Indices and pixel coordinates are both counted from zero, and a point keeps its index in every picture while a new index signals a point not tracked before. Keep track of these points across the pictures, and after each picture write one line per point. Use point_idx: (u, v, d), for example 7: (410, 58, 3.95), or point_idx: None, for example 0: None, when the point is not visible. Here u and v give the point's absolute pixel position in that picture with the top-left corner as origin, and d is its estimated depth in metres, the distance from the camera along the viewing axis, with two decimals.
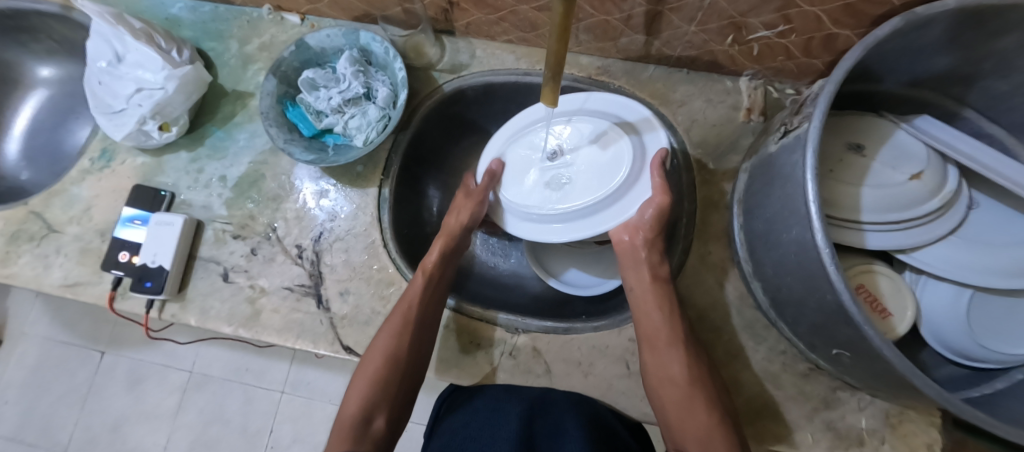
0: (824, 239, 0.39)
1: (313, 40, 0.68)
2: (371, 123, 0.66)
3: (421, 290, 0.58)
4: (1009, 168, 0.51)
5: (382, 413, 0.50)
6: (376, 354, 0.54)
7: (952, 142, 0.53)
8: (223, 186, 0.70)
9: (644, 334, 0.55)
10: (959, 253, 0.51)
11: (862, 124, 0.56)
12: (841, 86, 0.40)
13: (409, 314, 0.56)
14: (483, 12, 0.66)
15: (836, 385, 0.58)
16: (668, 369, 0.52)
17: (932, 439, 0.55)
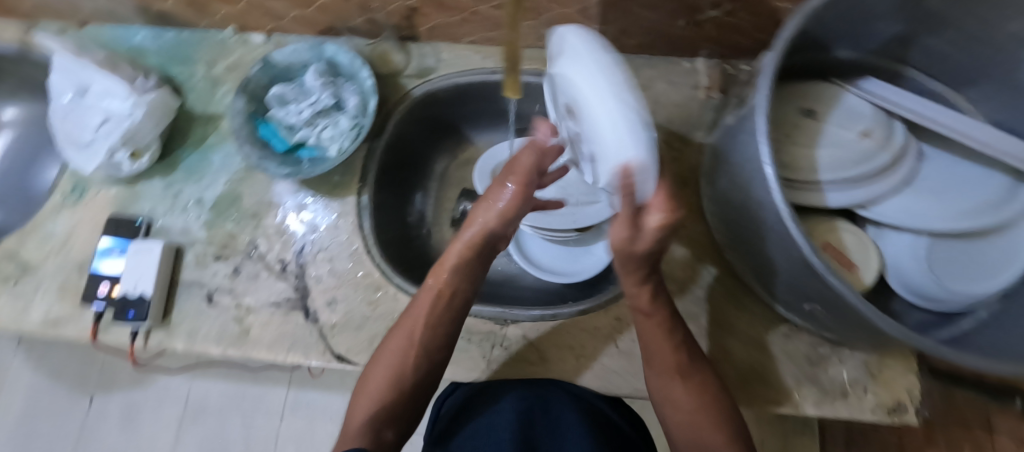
0: (782, 198, 0.41)
1: (279, 57, 0.69)
2: (344, 133, 0.67)
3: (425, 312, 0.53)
4: (951, 119, 0.54)
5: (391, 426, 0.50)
6: (378, 375, 0.52)
7: (898, 100, 0.56)
8: (200, 208, 0.70)
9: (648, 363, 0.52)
10: (914, 203, 0.54)
11: (814, 91, 0.59)
12: (783, 54, 0.42)
13: (412, 340, 0.52)
14: (444, 16, 0.68)
15: (817, 341, 0.61)
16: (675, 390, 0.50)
17: (911, 383, 0.58)
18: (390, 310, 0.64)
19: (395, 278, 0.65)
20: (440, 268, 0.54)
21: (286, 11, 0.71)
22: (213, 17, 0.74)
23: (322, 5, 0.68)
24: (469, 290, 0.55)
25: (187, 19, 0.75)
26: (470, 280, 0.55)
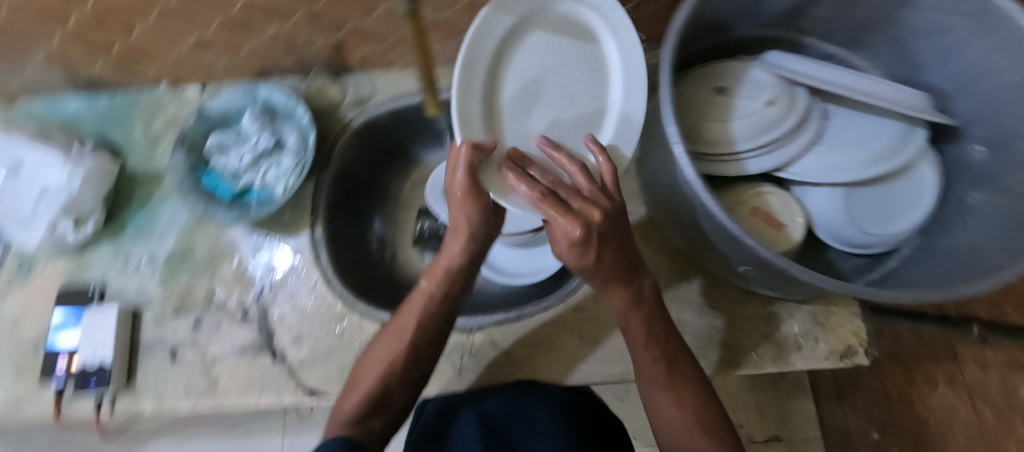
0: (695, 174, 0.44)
1: (214, 106, 0.70)
2: (288, 171, 0.68)
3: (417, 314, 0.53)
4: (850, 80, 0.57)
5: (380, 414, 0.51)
6: (369, 371, 0.52)
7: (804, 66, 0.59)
8: (154, 266, 0.70)
9: (640, 374, 0.52)
10: (827, 159, 0.58)
11: (723, 69, 0.63)
12: (676, 48, 0.46)
13: (403, 341, 0.52)
14: (370, 45, 0.70)
15: (765, 301, 0.64)
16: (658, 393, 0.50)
17: (856, 326, 0.62)
18: (357, 337, 0.65)
19: (358, 305, 0.66)
20: (433, 272, 0.53)
21: (215, 61, 0.72)
22: (144, 76, 0.75)
23: (250, 51, 0.70)
24: (460, 293, 0.54)
25: (119, 81, 0.76)
26: (461, 283, 0.54)
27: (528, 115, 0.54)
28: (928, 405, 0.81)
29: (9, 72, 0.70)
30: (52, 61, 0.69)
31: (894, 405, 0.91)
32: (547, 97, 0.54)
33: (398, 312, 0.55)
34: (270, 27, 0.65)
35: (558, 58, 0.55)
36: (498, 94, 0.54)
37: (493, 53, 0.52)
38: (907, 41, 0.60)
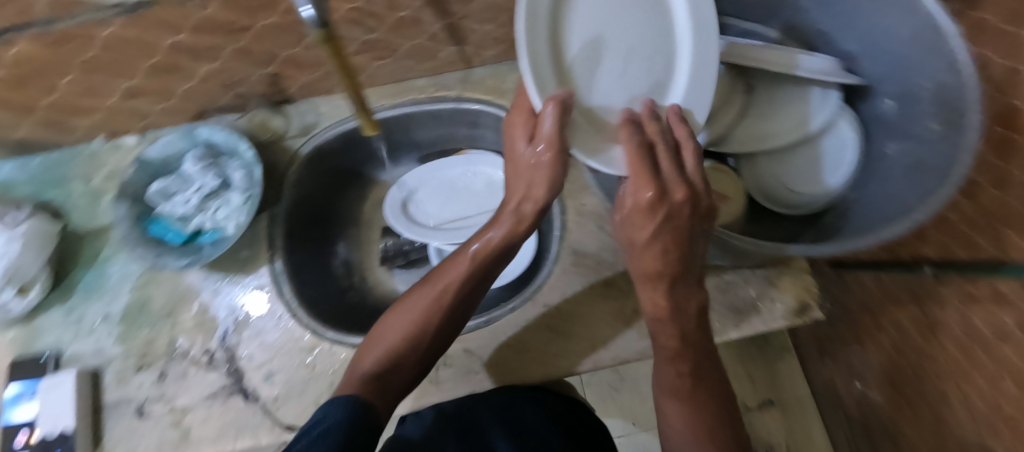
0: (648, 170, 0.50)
1: (154, 153, 0.69)
2: (237, 208, 0.67)
3: (459, 275, 0.55)
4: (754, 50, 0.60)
5: (399, 372, 0.50)
6: (396, 328, 0.52)
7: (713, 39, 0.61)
8: (110, 324, 0.68)
9: (661, 385, 0.54)
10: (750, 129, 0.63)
11: None
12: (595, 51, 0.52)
13: (440, 299, 0.53)
14: (309, 73, 0.71)
15: (721, 271, 0.67)
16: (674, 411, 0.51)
17: (808, 282, 0.65)
18: (328, 365, 0.64)
19: (327, 332, 0.66)
20: (485, 241, 0.57)
21: (150, 107, 0.71)
22: (76, 132, 0.73)
23: (184, 93, 0.69)
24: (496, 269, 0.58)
25: (50, 140, 0.73)
26: (501, 258, 0.58)
27: (594, 73, 0.53)
28: (900, 347, 0.85)
29: None
30: None
31: (869, 352, 0.95)
32: (613, 52, 0.52)
33: (436, 270, 0.57)
34: (201, 67, 0.64)
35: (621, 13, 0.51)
36: (566, 52, 0.51)
37: (550, 10, 0.49)
38: (812, 10, 0.64)
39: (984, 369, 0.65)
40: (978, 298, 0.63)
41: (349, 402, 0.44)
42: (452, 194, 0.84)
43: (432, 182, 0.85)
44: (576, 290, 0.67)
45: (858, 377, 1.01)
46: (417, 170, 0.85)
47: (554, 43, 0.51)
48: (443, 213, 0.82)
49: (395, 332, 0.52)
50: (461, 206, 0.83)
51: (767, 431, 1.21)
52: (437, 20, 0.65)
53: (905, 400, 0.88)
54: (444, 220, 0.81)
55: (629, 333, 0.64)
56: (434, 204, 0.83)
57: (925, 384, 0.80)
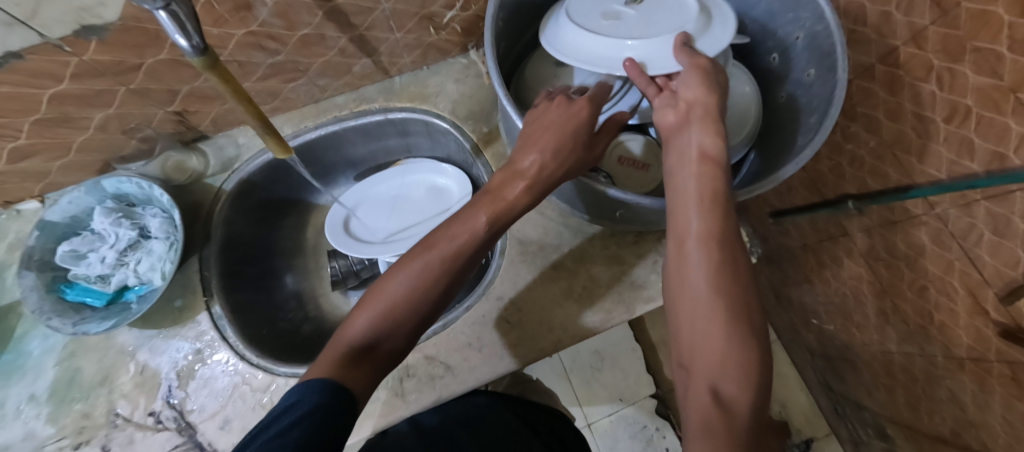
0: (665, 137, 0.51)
1: (55, 214, 0.63)
2: (163, 256, 0.64)
3: (467, 232, 0.48)
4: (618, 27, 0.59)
5: (392, 339, 0.44)
6: (390, 291, 0.44)
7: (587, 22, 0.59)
8: (37, 404, 0.62)
9: (676, 242, 0.44)
10: None
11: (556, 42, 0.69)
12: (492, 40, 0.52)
13: (452, 257, 0.46)
14: (218, 105, 0.68)
15: (660, 235, 0.70)
16: (697, 288, 0.41)
17: None
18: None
19: (279, 368, 0.64)
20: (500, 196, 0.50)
21: (46, 165, 0.66)
22: None
23: (82, 145, 0.65)
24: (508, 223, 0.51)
25: None
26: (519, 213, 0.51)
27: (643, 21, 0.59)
28: (839, 277, 0.92)
29: None
30: None
31: (816, 287, 1.02)
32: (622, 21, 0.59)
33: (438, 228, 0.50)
34: (95, 116, 0.61)
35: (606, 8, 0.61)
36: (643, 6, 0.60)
37: None
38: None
39: (910, 280, 0.71)
40: (894, 220, 0.69)
41: (323, 385, 0.39)
42: (395, 205, 0.84)
43: (373, 196, 0.85)
44: (527, 279, 0.68)
45: (813, 314, 1.08)
46: (355, 187, 0.84)
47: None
48: (388, 223, 0.82)
49: (392, 292, 0.44)
50: (405, 214, 0.83)
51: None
52: (341, 34, 0.65)
53: (854, 325, 0.94)
54: (392, 231, 0.81)
55: (580, 310, 0.67)
56: (378, 218, 0.83)
57: (865, 305, 0.87)
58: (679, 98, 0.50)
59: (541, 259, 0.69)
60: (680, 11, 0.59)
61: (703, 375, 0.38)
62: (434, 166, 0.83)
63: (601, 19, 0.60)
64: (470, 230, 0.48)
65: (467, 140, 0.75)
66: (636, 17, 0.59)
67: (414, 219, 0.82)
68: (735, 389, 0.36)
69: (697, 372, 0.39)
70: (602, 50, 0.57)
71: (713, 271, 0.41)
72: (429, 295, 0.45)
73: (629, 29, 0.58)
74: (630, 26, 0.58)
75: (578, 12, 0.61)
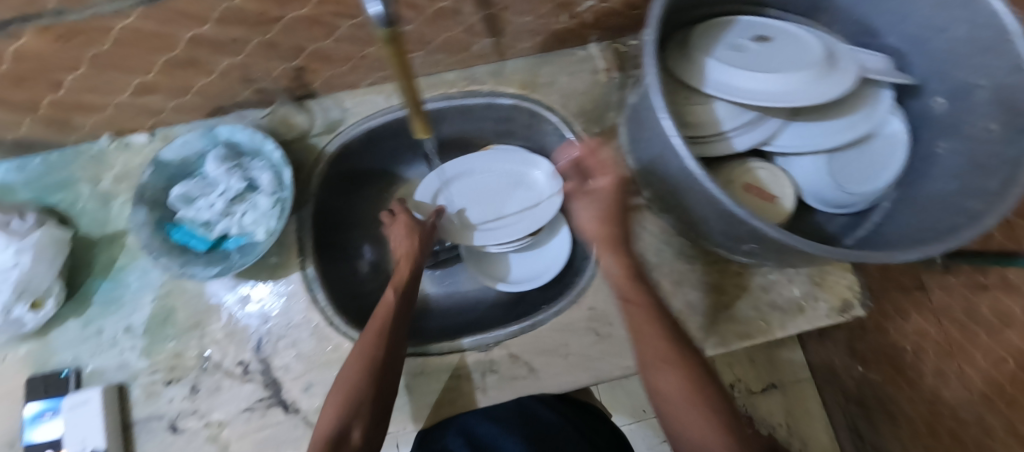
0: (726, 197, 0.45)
1: (170, 154, 0.64)
2: (267, 213, 0.64)
3: (369, 348, 0.55)
4: (750, 61, 0.56)
5: (358, 424, 0.51)
6: (342, 384, 0.54)
7: (717, 59, 0.58)
8: (133, 337, 0.64)
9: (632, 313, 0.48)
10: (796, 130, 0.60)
11: (694, 41, 0.62)
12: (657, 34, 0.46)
13: (367, 366, 0.54)
14: (334, 66, 0.66)
15: (765, 270, 0.66)
16: (666, 370, 0.51)
17: (851, 281, 0.66)
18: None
19: None
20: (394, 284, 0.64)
21: (163, 103, 0.65)
22: (80, 131, 0.67)
23: (201, 88, 0.64)
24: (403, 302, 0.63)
25: (52, 140, 0.68)
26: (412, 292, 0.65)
27: (776, 56, 0.56)
28: (903, 330, 0.85)
29: None
30: None
31: (866, 333, 0.96)
32: (751, 55, 0.57)
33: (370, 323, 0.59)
34: (222, 62, 0.59)
35: (733, 46, 0.60)
36: (774, 41, 0.58)
37: (760, 25, 0.62)
38: (858, 8, 0.62)
39: (986, 350, 0.67)
40: (987, 284, 0.64)
41: None
42: (483, 191, 0.81)
43: (463, 178, 0.82)
44: None
45: (860, 360, 1.00)
46: (450, 163, 0.82)
47: (766, 36, 0.60)
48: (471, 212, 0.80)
49: (327, 429, 0.50)
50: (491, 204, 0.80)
51: (770, 413, 1.19)
52: (476, 11, 0.61)
53: (902, 379, 0.89)
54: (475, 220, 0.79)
55: None
56: (463, 203, 0.80)
57: (919, 363, 0.83)
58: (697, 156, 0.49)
59: None
60: (815, 44, 0.56)
61: (694, 441, 0.47)
62: (528, 158, 0.81)
63: (728, 56, 0.58)
64: (376, 344, 0.56)
65: (575, 138, 0.73)
66: (768, 49, 0.57)
67: (498, 210, 0.79)
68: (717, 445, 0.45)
69: (686, 439, 0.48)
70: (715, 70, 0.57)
71: (667, 351, 0.52)
72: (364, 404, 0.52)
73: (763, 63, 0.55)
74: (752, 56, 0.57)
75: (719, 31, 0.62)
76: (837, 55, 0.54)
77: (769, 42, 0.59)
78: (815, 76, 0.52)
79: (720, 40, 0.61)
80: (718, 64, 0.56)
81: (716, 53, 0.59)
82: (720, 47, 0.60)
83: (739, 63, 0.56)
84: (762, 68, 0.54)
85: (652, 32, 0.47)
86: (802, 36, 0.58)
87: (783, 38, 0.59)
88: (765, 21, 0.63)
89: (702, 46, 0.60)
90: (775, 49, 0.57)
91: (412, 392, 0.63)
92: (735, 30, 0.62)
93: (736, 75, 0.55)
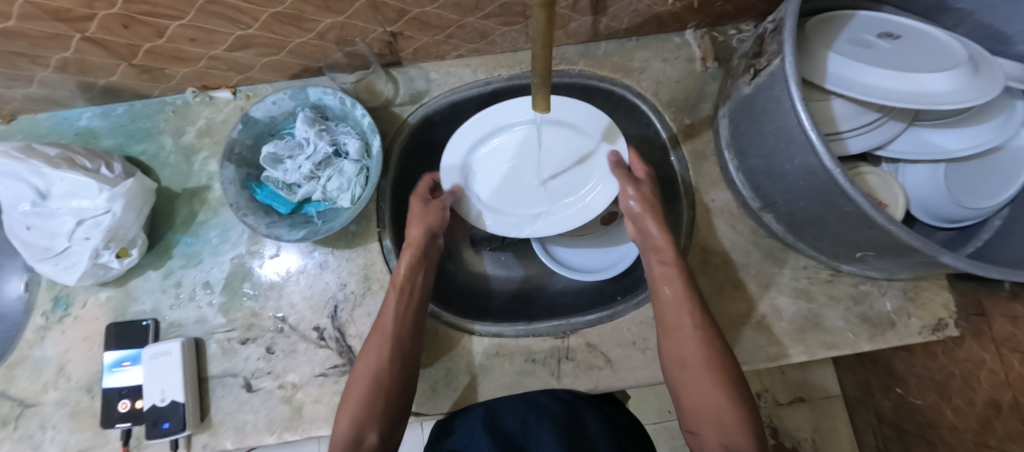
0: (857, 192, 0.43)
1: (259, 112, 0.63)
2: (352, 179, 0.63)
3: (376, 359, 0.54)
4: (884, 58, 0.53)
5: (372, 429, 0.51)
6: (363, 375, 0.54)
7: (847, 54, 0.53)
8: (211, 292, 0.64)
9: (669, 337, 0.56)
10: (912, 138, 0.58)
11: (812, 31, 0.57)
12: (799, 20, 0.44)
13: (378, 374, 0.53)
14: (429, 35, 0.64)
15: (858, 281, 0.64)
16: (691, 368, 0.53)
17: (947, 299, 0.62)
18: (465, 355, 0.63)
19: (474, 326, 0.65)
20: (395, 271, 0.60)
21: (254, 61, 0.64)
22: (169, 83, 0.67)
23: (295, 47, 0.63)
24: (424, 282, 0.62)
25: (139, 90, 0.67)
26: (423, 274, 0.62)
27: (912, 55, 0.54)
28: (954, 353, 0.73)
29: (8, 87, 0.60)
30: (64, 71, 0.59)
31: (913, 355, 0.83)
32: (880, 52, 0.54)
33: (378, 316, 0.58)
34: (324, 21, 0.57)
35: (856, 42, 0.56)
36: (898, 41, 0.56)
37: (871, 21, 0.59)
38: (980, 11, 0.57)
39: None
40: None
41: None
42: (515, 156, 0.68)
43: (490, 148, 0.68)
44: (707, 291, 0.64)
45: (899, 381, 0.87)
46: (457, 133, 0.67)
47: (884, 35, 0.57)
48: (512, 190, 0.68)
49: (343, 434, 0.50)
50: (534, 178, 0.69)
51: (795, 428, 1.08)
52: None
53: (946, 405, 0.75)
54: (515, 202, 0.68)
55: (757, 339, 0.62)
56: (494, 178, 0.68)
57: (969, 389, 0.70)
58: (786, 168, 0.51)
59: (723, 274, 0.65)
60: (945, 47, 0.54)
61: (714, 437, 0.48)
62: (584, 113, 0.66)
63: (855, 51, 0.54)
64: (382, 354, 0.54)
65: (665, 128, 0.70)
66: (891, 52, 0.54)
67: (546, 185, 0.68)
68: (738, 441, 0.47)
69: (707, 433, 0.49)
70: (852, 65, 0.51)
71: (698, 345, 0.53)
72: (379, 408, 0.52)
73: (904, 62, 0.52)
74: (881, 54, 0.54)
75: (834, 25, 0.59)
76: (978, 57, 0.53)
77: (891, 42, 0.56)
78: (972, 75, 0.50)
79: (837, 35, 0.57)
80: (845, 58, 0.52)
81: (837, 46, 0.55)
82: (839, 42, 0.56)
83: (875, 59, 0.53)
84: (907, 67, 0.51)
85: (794, 25, 0.44)
86: (922, 38, 0.56)
87: (905, 43, 0.56)
88: (880, 20, 0.59)
89: (820, 38, 0.56)
90: (905, 50, 0.55)
91: (486, 372, 0.62)
92: (847, 25, 0.58)
93: (867, 71, 0.51)
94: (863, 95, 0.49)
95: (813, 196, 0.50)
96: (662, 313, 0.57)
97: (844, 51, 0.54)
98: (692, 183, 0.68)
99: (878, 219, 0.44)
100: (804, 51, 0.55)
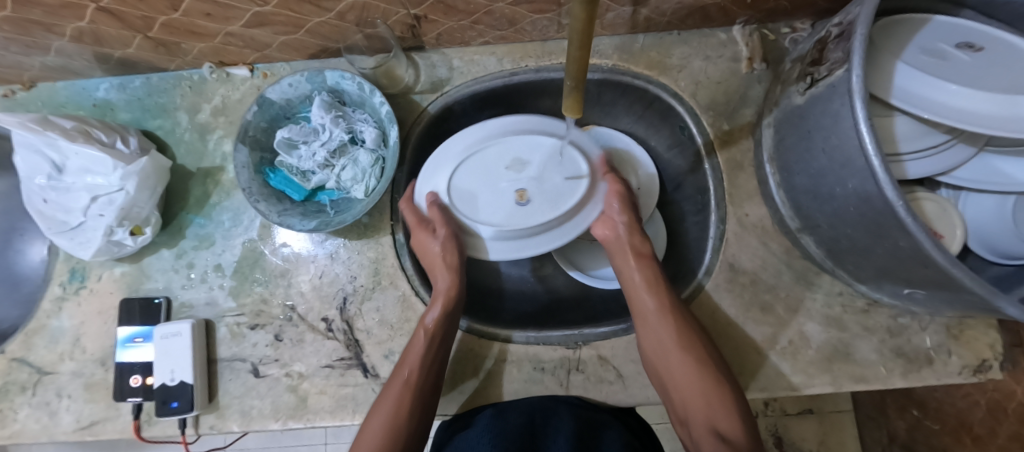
0: (918, 226, 0.38)
1: (275, 94, 0.61)
2: (366, 170, 0.60)
3: (384, 427, 0.50)
4: (961, 73, 0.47)
5: None
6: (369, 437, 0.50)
7: (920, 66, 0.47)
8: (221, 276, 0.64)
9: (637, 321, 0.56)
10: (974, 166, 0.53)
11: (880, 36, 0.51)
12: (872, 29, 0.39)
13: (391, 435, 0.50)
14: (454, 19, 0.60)
15: (896, 313, 0.59)
16: (670, 354, 0.52)
17: (994, 339, 0.57)
18: (473, 359, 0.61)
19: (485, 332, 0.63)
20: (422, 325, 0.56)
21: (272, 39, 0.61)
22: (185, 57, 0.65)
23: (314, 27, 0.59)
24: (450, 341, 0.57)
25: (156, 63, 0.65)
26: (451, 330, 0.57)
27: (993, 71, 0.48)
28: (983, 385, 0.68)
29: (26, 55, 0.59)
30: (80, 41, 0.57)
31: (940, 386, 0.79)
32: (958, 64, 0.48)
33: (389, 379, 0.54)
34: (344, 2, 0.54)
35: (931, 52, 0.50)
36: (979, 52, 0.50)
37: (951, 26, 0.52)
38: None
39: None
40: None
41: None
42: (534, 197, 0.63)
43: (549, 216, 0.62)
44: (730, 311, 0.61)
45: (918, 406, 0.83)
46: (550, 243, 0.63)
47: (964, 44, 0.51)
48: (473, 173, 0.65)
49: None
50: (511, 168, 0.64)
51: (801, 439, 1.06)
52: None
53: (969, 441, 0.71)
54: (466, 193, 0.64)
55: (780, 367, 0.59)
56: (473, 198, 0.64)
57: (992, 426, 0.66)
58: (839, 192, 0.46)
59: (749, 295, 0.61)
60: None
61: (704, 423, 0.49)
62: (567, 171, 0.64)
63: (928, 62, 0.48)
64: (391, 417, 0.50)
65: (700, 133, 0.66)
66: (971, 65, 0.48)
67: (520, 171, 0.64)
68: (727, 425, 0.47)
69: (697, 419, 0.50)
70: (922, 78, 0.46)
71: (676, 336, 0.53)
72: None
73: (986, 79, 0.47)
74: (958, 68, 0.48)
75: (907, 29, 0.52)
76: None
77: (972, 54, 0.50)
78: None
79: (909, 42, 0.51)
80: (915, 70, 0.46)
81: (908, 55, 0.49)
82: (911, 49, 0.50)
83: (952, 74, 0.47)
84: (989, 86, 0.45)
85: (867, 33, 0.39)
86: (1009, 50, 0.50)
87: (987, 56, 0.49)
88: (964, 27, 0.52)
89: (890, 45, 0.50)
90: (986, 65, 0.48)
91: (495, 377, 0.61)
92: (922, 31, 0.52)
93: (941, 87, 0.45)
94: (930, 113, 0.44)
95: (863, 225, 0.46)
96: (641, 313, 0.56)
97: (916, 63, 0.48)
98: (723, 195, 0.64)
99: (939, 259, 0.39)
100: (869, 60, 0.49)
